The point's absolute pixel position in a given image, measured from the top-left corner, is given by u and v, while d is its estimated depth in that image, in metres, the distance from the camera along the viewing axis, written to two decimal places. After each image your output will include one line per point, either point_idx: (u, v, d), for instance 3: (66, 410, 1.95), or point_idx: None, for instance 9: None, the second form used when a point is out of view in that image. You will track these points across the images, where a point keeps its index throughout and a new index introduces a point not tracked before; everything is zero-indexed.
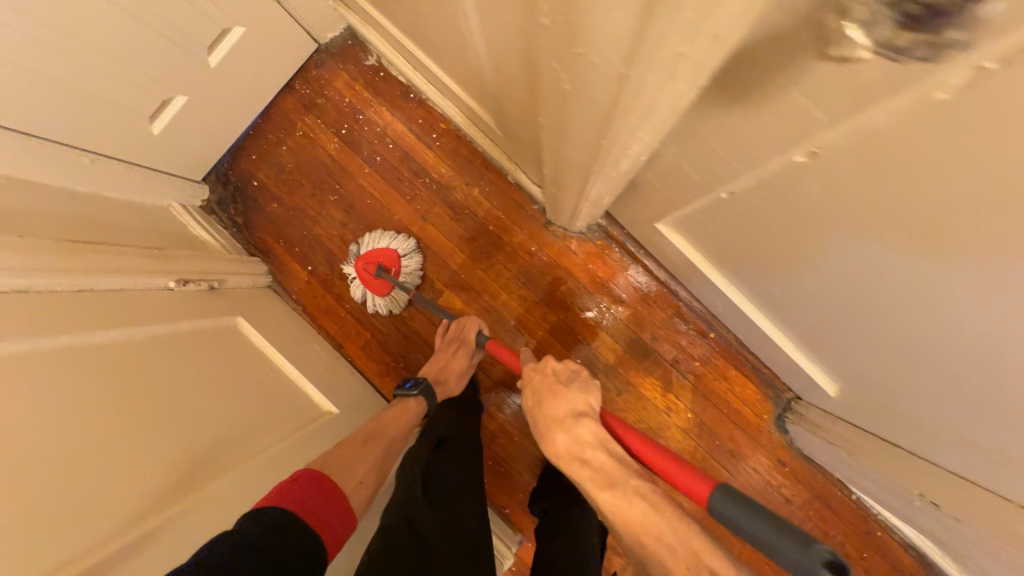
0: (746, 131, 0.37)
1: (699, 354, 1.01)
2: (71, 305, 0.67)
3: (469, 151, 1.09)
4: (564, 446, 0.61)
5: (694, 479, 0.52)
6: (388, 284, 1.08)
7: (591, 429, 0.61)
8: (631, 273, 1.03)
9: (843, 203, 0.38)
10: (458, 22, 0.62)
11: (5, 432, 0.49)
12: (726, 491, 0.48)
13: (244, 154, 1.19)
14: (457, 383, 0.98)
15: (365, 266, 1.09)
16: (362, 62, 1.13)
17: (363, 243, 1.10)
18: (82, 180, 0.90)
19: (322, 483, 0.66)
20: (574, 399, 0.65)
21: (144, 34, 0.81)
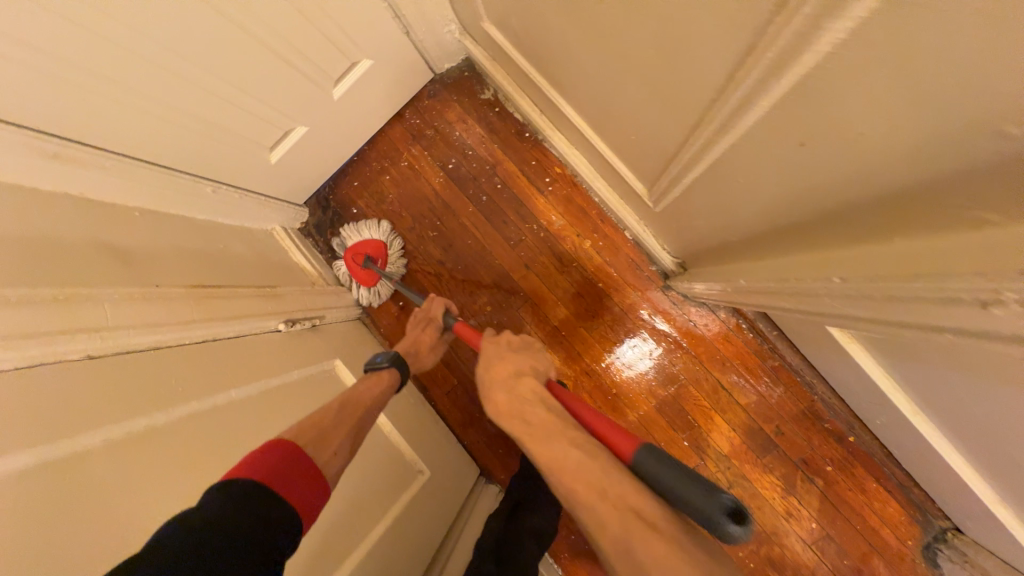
0: None
1: (831, 458, 0.89)
2: (197, 360, 0.64)
3: (584, 200, 1.01)
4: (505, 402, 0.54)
5: (616, 431, 0.49)
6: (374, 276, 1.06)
7: (534, 387, 0.55)
8: (758, 354, 0.93)
9: None
10: (646, 98, 0.54)
11: (140, 534, 0.45)
12: (652, 451, 0.45)
13: (346, 180, 1.17)
14: (429, 358, 0.85)
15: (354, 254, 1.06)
16: (477, 96, 1.07)
17: (345, 235, 1.09)
18: (203, 209, 0.89)
19: (299, 461, 0.49)
20: (521, 362, 0.61)
21: (280, 70, 0.78)
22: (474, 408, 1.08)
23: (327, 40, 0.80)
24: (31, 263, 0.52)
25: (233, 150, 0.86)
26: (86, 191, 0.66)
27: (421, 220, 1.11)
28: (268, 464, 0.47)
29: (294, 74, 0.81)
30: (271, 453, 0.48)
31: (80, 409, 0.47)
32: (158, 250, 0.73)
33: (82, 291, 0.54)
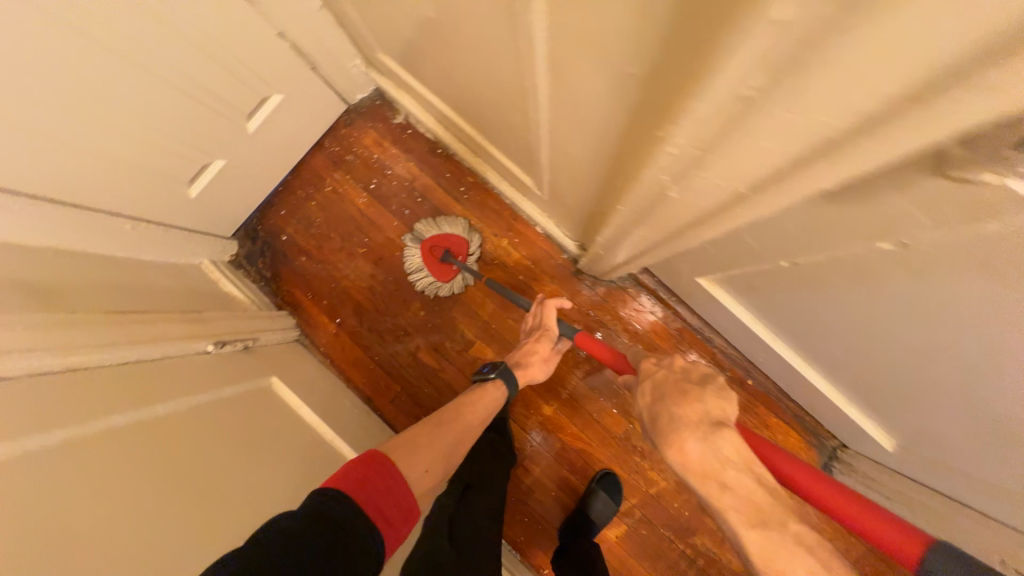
0: (829, 222, 0.38)
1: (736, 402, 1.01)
2: (116, 382, 0.65)
3: (497, 203, 1.12)
4: (702, 459, 0.56)
5: (890, 530, 0.49)
6: (451, 270, 1.08)
7: (739, 449, 0.55)
8: (664, 319, 1.04)
9: (929, 288, 0.38)
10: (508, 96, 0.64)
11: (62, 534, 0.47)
12: (957, 563, 0.44)
13: (273, 210, 1.21)
14: (541, 369, 0.96)
15: (432, 246, 1.08)
16: (390, 120, 1.17)
17: (427, 227, 1.10)
18: (123, 246, 0.91)
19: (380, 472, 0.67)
20: (709, 402, 0.61)
21: (193, 107, 0.84)
22: (419, 410, 1.12)
23: (235, 78, 0.87)
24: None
25: (151, 187, 0.89)
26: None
27: (350, 240, 1.17)
28: (359, 471, 0.65)
29: (206, 112, 0.87)
30: (367, 463, 0.67)
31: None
32: (74, 285, 0.74)
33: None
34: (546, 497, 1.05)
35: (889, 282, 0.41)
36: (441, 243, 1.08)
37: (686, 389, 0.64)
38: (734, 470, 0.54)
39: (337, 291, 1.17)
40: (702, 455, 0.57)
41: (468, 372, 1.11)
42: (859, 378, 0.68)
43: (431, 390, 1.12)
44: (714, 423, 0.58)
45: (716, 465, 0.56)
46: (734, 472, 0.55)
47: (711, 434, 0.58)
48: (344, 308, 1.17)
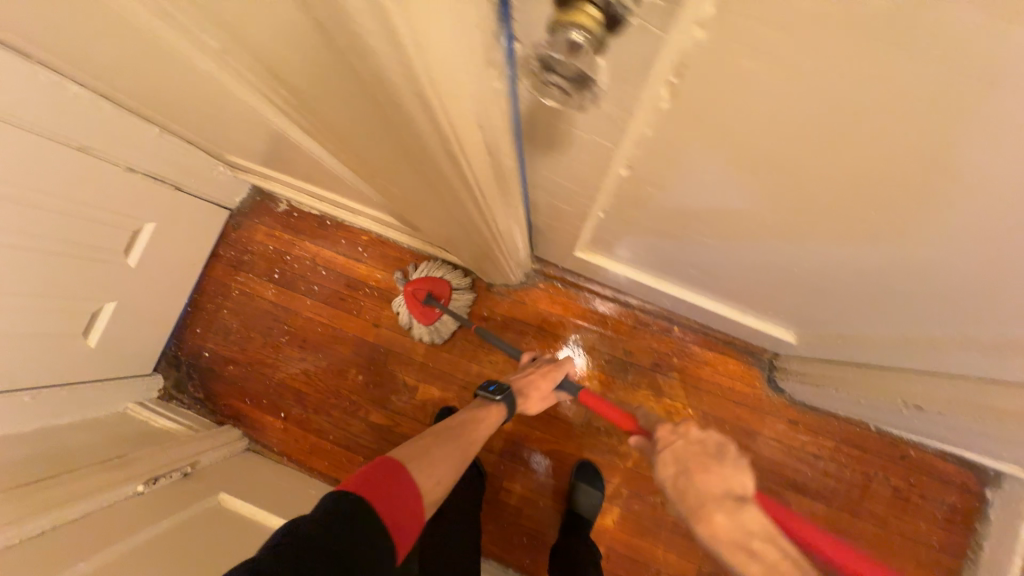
0: (576, 170, 0.43)
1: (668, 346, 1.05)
2: (31, 556, 0.62)
3: (396, 250, 1.16)
4: (720, 524, 0.74)
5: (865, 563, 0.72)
6: (435, 315, 1.07)
7: (755, 520, 0.74)
8: (581, 299, 1.08)
9: (677, 193, 0.44)
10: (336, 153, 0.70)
11: None
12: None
13: (188, 332, 1.21)
14: (539, 404, 0.95)
15: (415, 292, 1.05)
16: (275, 210, 1.21)
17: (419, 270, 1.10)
18: (31, 418, 0.88)
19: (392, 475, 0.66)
20: (726, 475, 0.80)
21: (61, 262, 0.85)
22: None
23: (97, 224, 0.89)
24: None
25: (43, 351, 0.89)
26: None
27: (272, 333, 1.18)
28: (377, 475, 0.65)
29: (79, 263, 0.89)
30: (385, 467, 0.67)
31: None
32: None
33: None
34: (536, 510, 1.04)
35: (653, 201, 0.47)
36: (428, 287, 1.07)
37: (709, 466, 0.83)
38: (717, 511, 0.75)
39: (273, 388, 1.17)
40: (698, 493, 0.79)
41: (424, 417, 1.11)
42: (733, 289, 0.74)
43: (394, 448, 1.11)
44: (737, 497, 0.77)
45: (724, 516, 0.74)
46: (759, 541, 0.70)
47: (735, 510, 0.74)
48: (285, 400, 1.16)
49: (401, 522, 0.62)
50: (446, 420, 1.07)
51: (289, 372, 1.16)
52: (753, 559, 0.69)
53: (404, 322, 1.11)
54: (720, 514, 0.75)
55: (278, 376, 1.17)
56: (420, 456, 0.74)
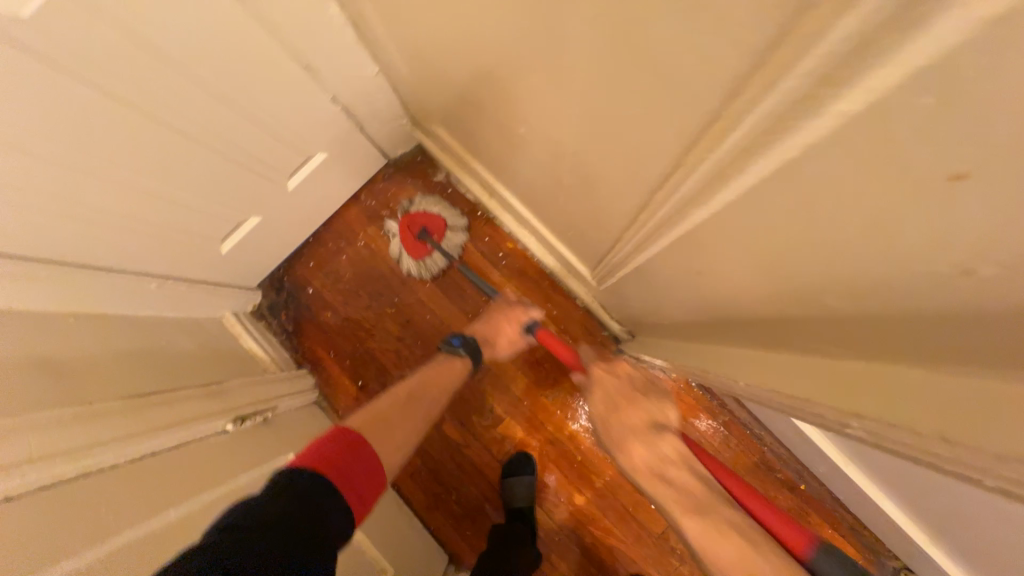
0: None
1: (654, 409, 0.85)
2: (129, 485, 0.58)
3: (537, 272, 1.07)
4: (634, 443, 0.80)
5: (786, 526, 0.62)
6: (427, 249, 1.06)
7: (644, 455, 0.78)
8: (712, 411, 0.98)
9: None
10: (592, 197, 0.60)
11: None
12: (831, 555, 0.59)
13: (301, 262, 1.17)
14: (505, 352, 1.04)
15: (409, 223, 1.06)
16: (431, 178, 1.14)
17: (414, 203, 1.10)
18: (148, 305, 0.85)
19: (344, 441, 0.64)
20: (636, 415, 0.84)
21: (234, 170, 0.81)
22: (440, 489, 1.04)
23: (278, 142, 0.84)
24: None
25: (185, 245, 0.86)
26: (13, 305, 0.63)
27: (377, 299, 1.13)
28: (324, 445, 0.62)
29: (246, 174, 0.84)
30: (331, 437, 0.64)
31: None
32: (94, 359, 0.69)
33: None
34: None
35: None
36: (416, 222, 1.07)
37: (635, 399, 0.87)
38: (672, 467, 0.74)
39: (359, 353, 1.12)
40: (648, 452, 0.78)
41: (497, 451, 1.04)
42: (949, 527, 0.61)
43: (455, 468, 1.05)
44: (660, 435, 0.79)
45: (659, 463, 0.76)
46: (673, 470, 0.73)
47: (656, 445, 0.78)
48: (367, 370, 1.11)
49: (357, 487, 0.61)
50: (521, 468, 1.00)
51: (381, 346, 1.11)
52: (680, 501, 0.69)
53: (402, 264, 1.10)
54: (638, 443, 0.79)
55: (369, 344, 1.12)
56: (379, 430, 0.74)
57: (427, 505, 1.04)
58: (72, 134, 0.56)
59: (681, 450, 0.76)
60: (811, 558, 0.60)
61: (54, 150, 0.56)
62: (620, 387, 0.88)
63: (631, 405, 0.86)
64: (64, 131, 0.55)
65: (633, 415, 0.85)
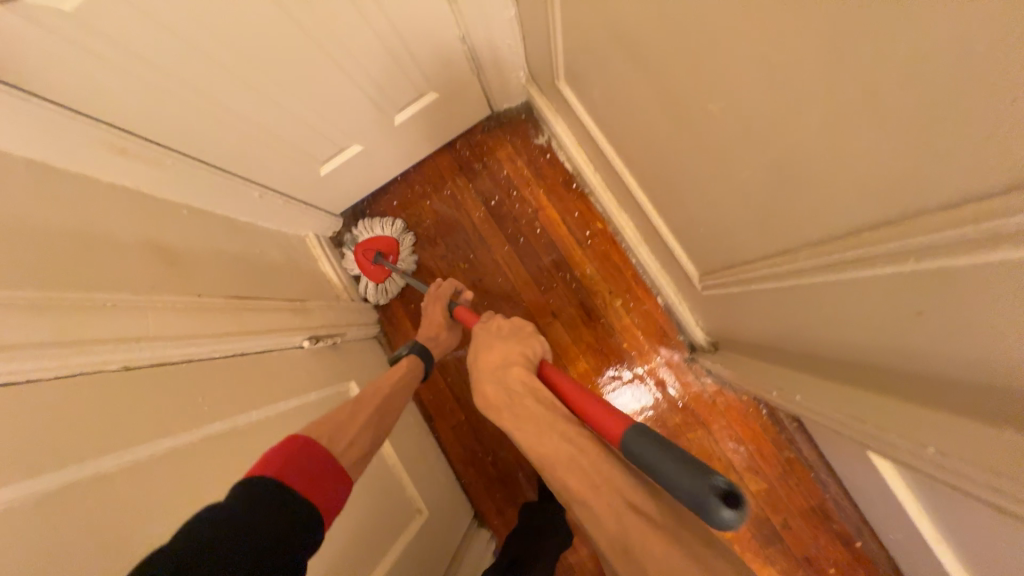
0: None
1: (521, 345, 0.61)
2: (223, 379, 0.62)
3: (622, 259, 1.02)
4: (493, 395, 0.55)
5: (607, 414, 0.47)
6: (385, 274, 1.08)
7: (522, 378, 0.54)
8: (777, 444, 0.92)
9: None
10: None
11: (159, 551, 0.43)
12: (640, 431, 0.42)
13: (386, 198, 1.17)
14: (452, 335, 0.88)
15: (365, 251, 1.07)
16: (531, 139, 1.09)
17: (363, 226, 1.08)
18: (248, 212, 0.87)
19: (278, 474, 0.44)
20: (508, 349, 0.60)
21: (352, 93, 0.79)
22: (478, 448, 1.06)
23: (399, 71, 0.81)
24: (65, 257, 0.49)
25: (291, 161, 0.87)
26: (135, 187, 0.65)
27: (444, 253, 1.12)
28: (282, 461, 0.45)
29: (361, 99, 0.82)
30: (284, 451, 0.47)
31: (99, 428, 0.44)
32: (201, 252, 0.72)
33: (119, 298, 0.52)
34: None
35: None
36: (376, 244, 1.08)
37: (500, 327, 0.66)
38: (520, 399, 0.52)
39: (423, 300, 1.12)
40: (496, 388, 0.55)
41: None
42: None
43: (497, 432, 1.05)
44: (507, 361, 0.58)
45: (508, 398, 0.53)
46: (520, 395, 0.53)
47: (503, 372, 0.57)
48: None
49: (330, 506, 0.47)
50: None
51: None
52: (527, 437, 0.47)
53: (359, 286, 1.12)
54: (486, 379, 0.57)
55: (431, 295, 1.12)
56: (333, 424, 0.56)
57: (463, 460, 1.06)
58: (224, 28, 0.57)
59: (529, 381, 0.54)
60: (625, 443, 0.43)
61: (201, 39, 0.56)
62: (509, 343, 0.62)
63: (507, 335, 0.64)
64: (216, 21, 0.55)
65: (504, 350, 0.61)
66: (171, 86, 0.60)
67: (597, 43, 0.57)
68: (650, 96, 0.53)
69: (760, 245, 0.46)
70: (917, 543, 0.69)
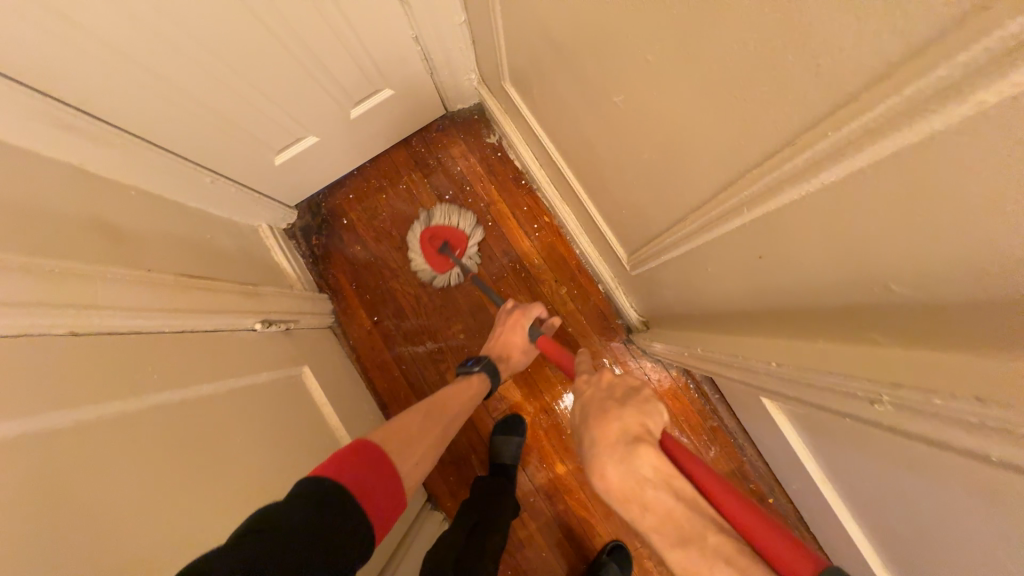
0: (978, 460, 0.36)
1: (642, 414, 0.56)
2: (171, 352, 0.63)
3: (566, 250, 1.10)
4: (623, 484, 0.49)
5: (760, 523, 0.44)
6: (449, 264, 1.08)
7: (655, 464, 0.49)
8: (703, 415, 1.03)
9: None
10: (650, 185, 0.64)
11: (107, 499, 0.45)
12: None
13: (342, 192, 1.19)
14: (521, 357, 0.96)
15: (432, 236, 1.08)
16: (483, 138, 1.16)
17: (433, 215, 1.09)
18: (198, 198, 0.88)
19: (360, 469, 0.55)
20: (628, 418, 0.55)
21: (308, 84, 0.83)
22: None
23: (354, 64, 0.85)
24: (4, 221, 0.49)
25: (244, 149, 0.89)
26: (81, 163, 0.65)
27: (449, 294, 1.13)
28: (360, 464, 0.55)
29: (318, 91, 0.86)
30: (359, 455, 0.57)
31: (42, 385, 0.45)
32: (149, 233, 0.72)
33: (62, 264, 0.53)
34: (538, 558, 1.01)
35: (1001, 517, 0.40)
36: (441, 234, 1.08)
37: (607, 406, 0.58)
38: (654, 490, 0.47)
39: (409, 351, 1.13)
40: (625, 473, 0.49)
41: (493, 408, 1.09)
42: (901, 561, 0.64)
43: None
44: (630, 439, 0.52)
45: (637, 486, 0.48)
46: (653, 491, 0.48)
47: (633, 457, 0.50)
48: (385, 310, 1.15)
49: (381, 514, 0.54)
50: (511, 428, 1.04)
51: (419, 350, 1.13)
52: (665, 535, 0.46)
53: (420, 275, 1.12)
54: (608, 466, 0.51)
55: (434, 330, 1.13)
56: (399, 441, 0.67)
57: None
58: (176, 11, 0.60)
59: (660, 467, 0.49)
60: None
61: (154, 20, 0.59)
62: (631, 415, 0.56)
63: (618, 407, 0.57)
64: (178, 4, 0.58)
65: (615, 423, 0.55)
66: (122, 65, 0.61)
67: (534, 47, 0.65)
68: (576, 94, 0.61)
69: (663, 219, 0.55)
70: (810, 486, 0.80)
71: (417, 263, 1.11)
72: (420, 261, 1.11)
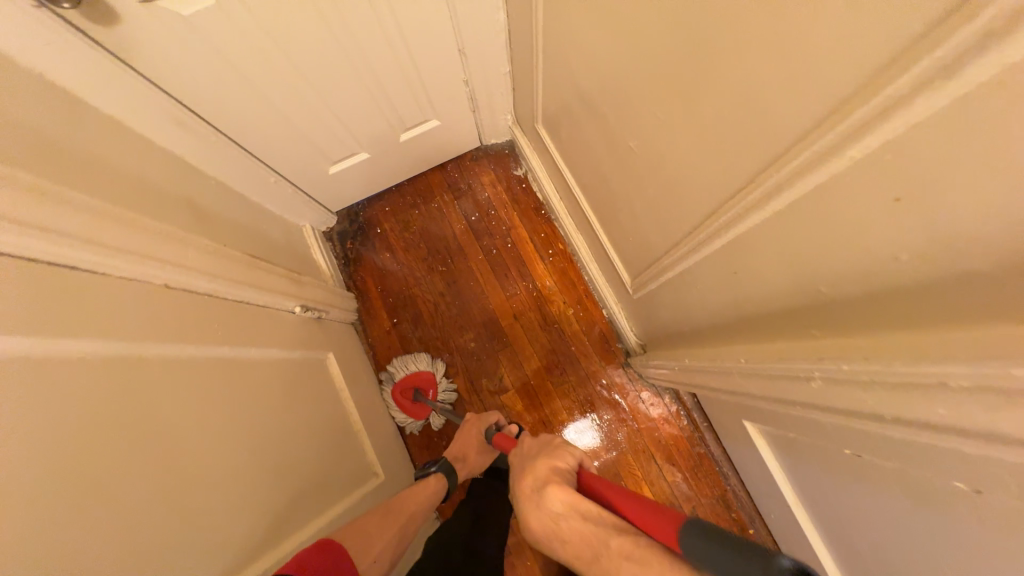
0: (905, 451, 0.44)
1: (552, 459, 0.63)
2: (230, 316, 0.73)
3: (576, 275, 1.21)
4: (540, 530, 0.53)
5: (652, 513, 0.44)
6: (427, 409, 1.14)
7: (560, 497, 0.53)
8: (692, 441, 1.09)
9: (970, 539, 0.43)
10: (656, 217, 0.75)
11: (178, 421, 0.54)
12: (687, 526, 0.39)
13: (379, 204, 1.32)
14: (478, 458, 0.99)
15: (404, 389, 1.13)
16: (511, 170, 1.30)
17: (397, 369, 1.16)
18: (261, 193, 1.01)
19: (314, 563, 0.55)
20: (540, 467, 0.62)
21: (371, 109, 0.98)
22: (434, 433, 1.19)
23: (409, 94, 0.99)
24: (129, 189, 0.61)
25: (307, 156, 1.02)
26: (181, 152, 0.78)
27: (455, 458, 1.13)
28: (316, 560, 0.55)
29: (377, 116, 1.00)
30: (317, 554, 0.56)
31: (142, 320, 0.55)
32: (221, 216, 0.84)
33: (164, 229, 0.64)
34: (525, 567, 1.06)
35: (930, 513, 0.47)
36: (412, 384, 1.14)
37: (527, 463, 0.67)
38: (566, 522, 0.51)
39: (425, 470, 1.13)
40: (539, 516, 0.54)
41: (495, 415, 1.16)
42: None
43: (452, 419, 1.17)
44: (541, 483, 0.58)
45: (553, 526, 0.52)
46: (568, 522, 0.51)
47: (543, 499, 0.55)
48: (405, 314, 1.25)
49: None
50: None
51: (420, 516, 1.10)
52: (580, 556, 0.47)
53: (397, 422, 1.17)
54: (528, 512, 0.56)
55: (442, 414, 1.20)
56: (361, 539, 0.68)
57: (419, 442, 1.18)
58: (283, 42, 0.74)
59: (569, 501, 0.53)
60: (680, 550, 0.38)
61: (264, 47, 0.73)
62: (548, 462, 0.63)
63: (540, 455, 0.66)
64: (280, 32, 0.72)
65: (536, 470, 0.62)
66: (231, 77, 0.75)
67: (568, 100, 0.79)
68: (598, 137, 0.73)
69: (663, 244, 0.65)
70: (786, 515, 0.84)
71: (392, 408, 1.15)
72: (392, 405, 1.15)
